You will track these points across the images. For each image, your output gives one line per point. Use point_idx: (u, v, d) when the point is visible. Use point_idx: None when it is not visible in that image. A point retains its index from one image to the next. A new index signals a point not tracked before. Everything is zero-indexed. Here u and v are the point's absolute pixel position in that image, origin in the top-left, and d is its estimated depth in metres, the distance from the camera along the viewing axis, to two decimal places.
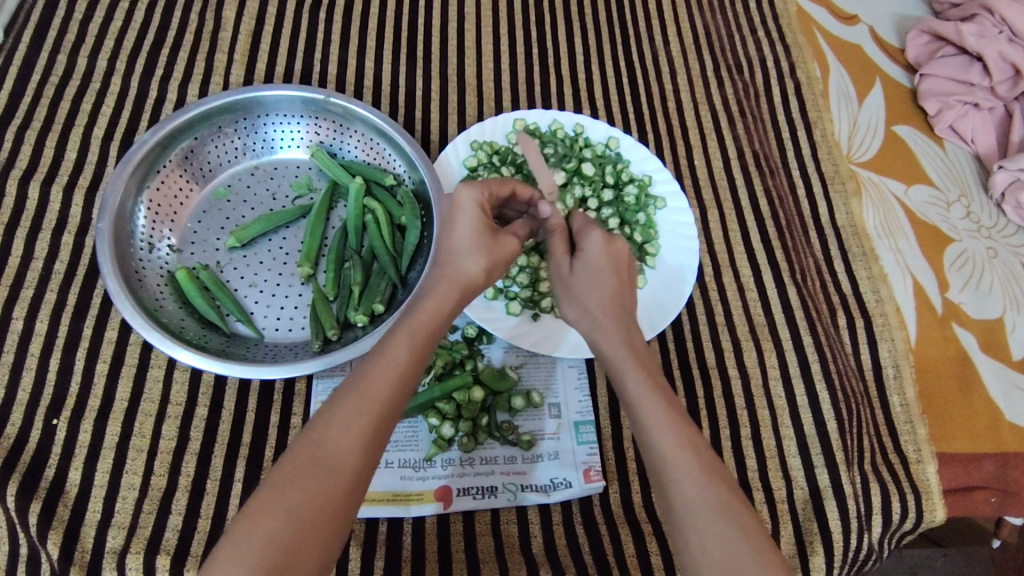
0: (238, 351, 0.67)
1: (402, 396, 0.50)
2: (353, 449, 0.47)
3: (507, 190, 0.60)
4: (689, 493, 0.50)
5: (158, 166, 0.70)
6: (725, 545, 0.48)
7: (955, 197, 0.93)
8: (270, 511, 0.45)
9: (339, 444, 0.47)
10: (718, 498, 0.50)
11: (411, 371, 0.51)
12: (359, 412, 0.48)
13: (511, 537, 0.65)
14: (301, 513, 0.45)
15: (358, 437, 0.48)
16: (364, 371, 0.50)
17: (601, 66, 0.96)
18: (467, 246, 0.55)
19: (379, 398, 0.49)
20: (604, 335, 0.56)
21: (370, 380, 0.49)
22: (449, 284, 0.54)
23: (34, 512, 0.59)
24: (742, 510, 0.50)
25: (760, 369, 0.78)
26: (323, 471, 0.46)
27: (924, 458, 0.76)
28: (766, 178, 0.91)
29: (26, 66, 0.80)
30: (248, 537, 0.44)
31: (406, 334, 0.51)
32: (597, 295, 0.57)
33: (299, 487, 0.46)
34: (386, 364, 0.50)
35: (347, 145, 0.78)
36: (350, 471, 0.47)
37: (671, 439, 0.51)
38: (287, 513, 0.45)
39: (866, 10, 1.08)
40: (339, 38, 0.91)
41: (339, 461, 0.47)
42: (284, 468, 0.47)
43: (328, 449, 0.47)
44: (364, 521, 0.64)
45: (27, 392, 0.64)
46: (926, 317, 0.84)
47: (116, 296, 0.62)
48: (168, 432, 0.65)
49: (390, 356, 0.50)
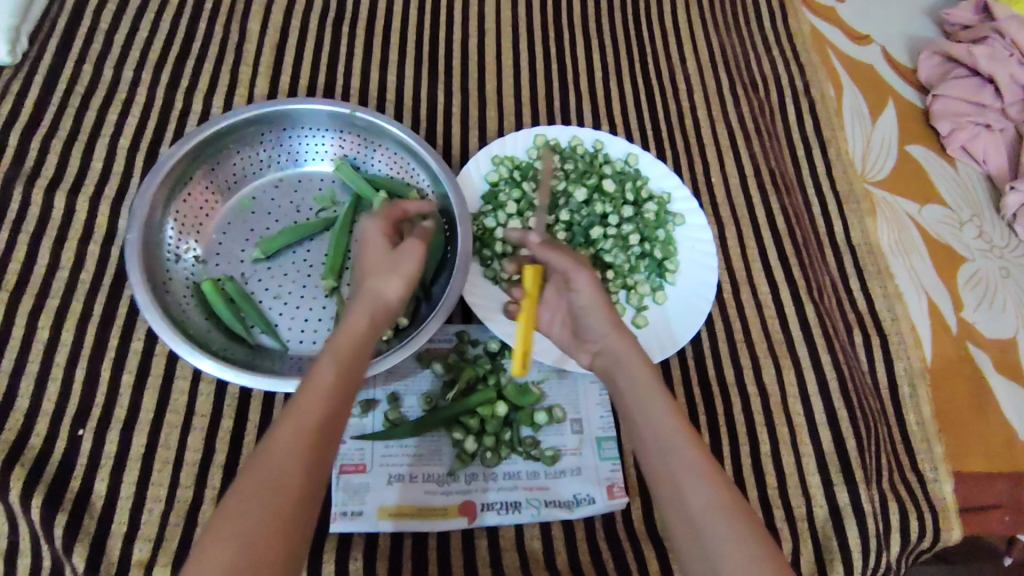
0: (262, 363, 0.68)
1: (336, 412, 0.50)
2: (297, 467, 0.47)
3: (400, 213, 0.65)
4: (707, 504, 0.50)
5: (185, 179, 0.71)
6: (744, 553, 0.48)
7: (967, 217, 0.95)
8: (220, 542, 0.43)
9: (282, 464, 0.46)
10: (728, 507, 0.50)
11: (342, 386, 0.51)
12: (297, 431, 0.48)
13: (535, 552, 0.65)
14: (259, 533, 0.44)
15: (299, 455, 0.47)
16: (298, 395, 0.50)
17: (619, 82, 0.97)
18: (380, 270, 0.57)
19: (314, 417, 0.49)
20: (622, 352, 0.58)
21: (304, 401, 0.49)
22: (367, 302, 0.55)
23: (60, 524, 0.59)
24: (745, 516, 0.50)
25: (778, 386, 0.79)
26: (275, 491, 0.45)
27: (940, 476, 0.76)
28: (783, 196, 0.92)
29: (51, 75, 0.80)
30: (204, 568, 0.42)
31: (332, 357, 0.52)
32: (606, 315, 0.60)
33: (253, 513, 0.44)
34: (316, 385, 0.50)
35: (371, 160, 0.79)
36: (296, 489, 0.46)
37: (687, 451, 0.52)
38: (240, 539, 0.43)
39: (878, 31, 1.10)
40: (361, 51, 0.91)
41: (286, 480, 0.46)
42: (229, 499, 0.45)
43: (272, 470, 0.46)
44: (389, 535, 0.64)
45: (53, 402, 0.64)
46: (941, 335, 0.85)
47: (144, 305, 0.62)
48: (194, 444, 0.65)
49: (319, 374, 0.51)
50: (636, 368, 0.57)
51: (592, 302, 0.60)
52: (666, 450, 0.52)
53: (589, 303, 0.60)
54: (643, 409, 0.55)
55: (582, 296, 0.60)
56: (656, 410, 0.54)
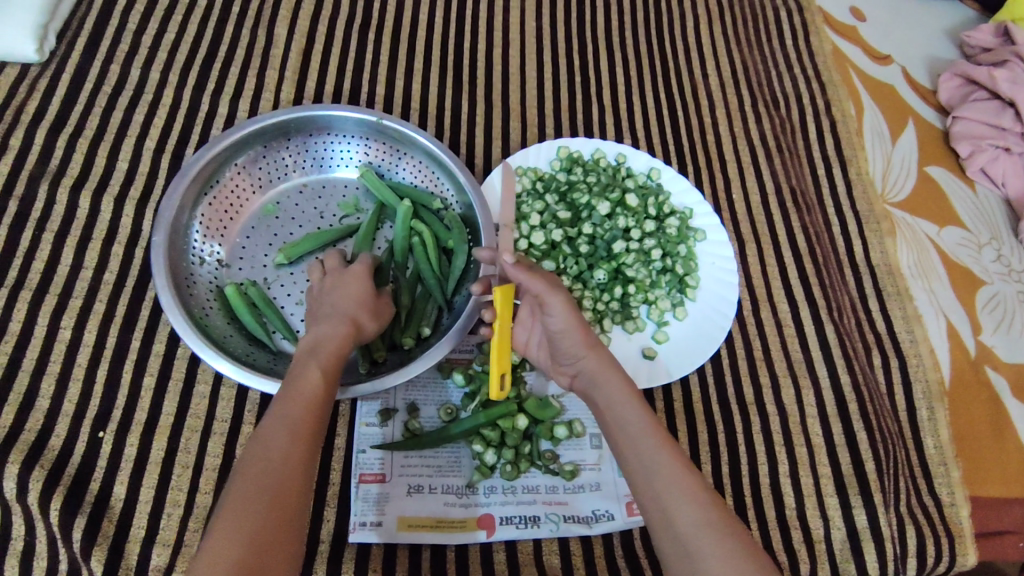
0: (284, 369, 0.68)
1: (321, 412, 0.54)
2: (295, 459, 0.50)
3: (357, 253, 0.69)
4: (690, 514, 0.51)
5: (212, 182, 0.71)
6: (731, 560, 0.49)
7: (986, 240, 0.94)
8: (232, 531, 0.45)
9: (282, 458, 0.49)
10: (711, 516, 0.51)
11: (325, 389, 0.54)
12: (292, 428, 0.51)
13: (553, 567, 0.65)
14: (267, 520, 0.46)
15: (296, 448, 0.50)
16: (286, 397, 0.53)
17: (641, 96, 0.97)
18: (347, 293, 0.61)
19: (305, 415, 0.52)
20: (598, 370, 0.60)
21: (293, 402, 0.52)
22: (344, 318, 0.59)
23: (79, 527, 0.59)
24: (729, 524, 0.51)
25: (797, 406, 0.79)
26: (278, 482, 0.48)
27: (957, 501, 0.76)
28: (803, 214, 0.92)
29: (78, 74, 0.81)
30: (218, 555, 0.44)
31: (315, 363, 0.55)
32: (581, 336, 0.60)
33: (252, 512, 0.46)
34: (304, 387, 0.53)
35: (395, 168, 0.79)
36: (296, 479, 0.49)
37: (669, 465, 0.53)
38: (250, 528, 0.45)
39: (899, 52, 1.10)
40: (387, 59, 0.91)
41: (286, 472, 0.49)
42: (232, 493, 0.47)
43: (273, 464, 0.49)
44: (408, 546, 0.63)
45: (74, 403, 0.64)
46: (960, 359, 0.85)
47: (169, 308, 0.62)
48: (214, 449, 0.65)
49: (306, 378, 0.54)
50: (614, 385, 0.59)
51: (567, 324, 0.60)
52: (647, 465, 0.54)
53: (564, 327, 0.60)
54: (624, 427, 0.56)
55: (557, 319, 0.60)
56: (635, 427, 0.56)
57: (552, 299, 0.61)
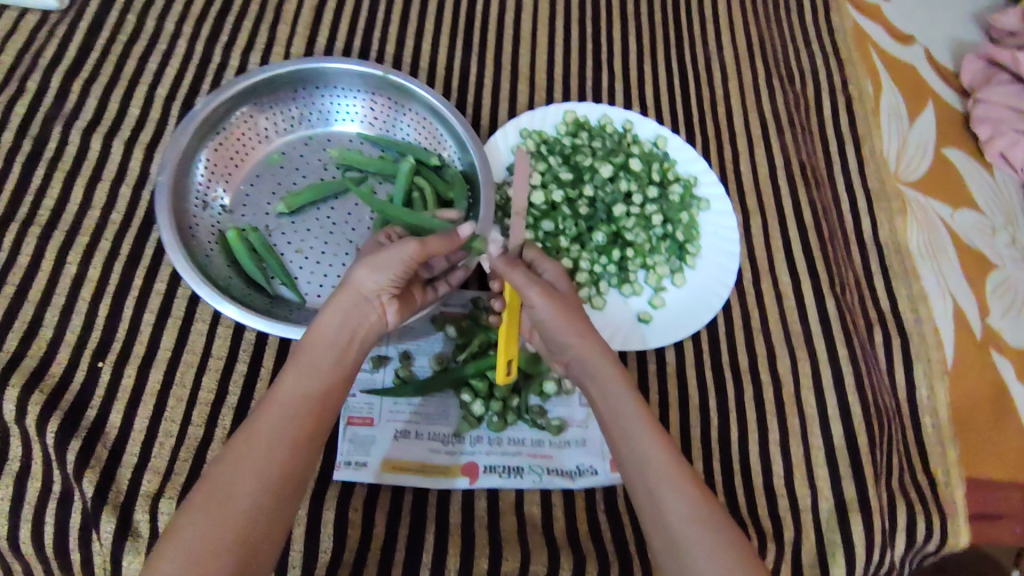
0: (281, 313, 0.69)
1: (295, 418, 0.53)
2: (261, 466, 0.50)
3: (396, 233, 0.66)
4: (679, 506, 0.52)
5: (218, 128, 0.73)
6: (718, 555, 0.50)
7: (1001, 224, 0.93)
8: (190, 535, 0.47)
9: (246, 466, 0.50)
10: (699, 506, 0.52)
11: (302, 393, 0.54)
12: (258, 437, 0.51)
13: (534, 517, 0.66)
14: (225, 527, 0.48)
15: (262, 456, 0.50)
16: (261, 406, 0.53)
17: (653, 65, 0.96)
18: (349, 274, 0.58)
19: (275, 423, 0.52)
20: (590, 357, 0.58)
21: (266, 411, 0.52)
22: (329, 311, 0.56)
23: (73, 450, 0.60)
24: (715, 515, 0.52)
25: (793, 376, 0.78)
26: (239, 490, 0.49)
27: (951, 479, 0.75)
28: (812, 189, 0.91)
29: (96, 22, 0.83)
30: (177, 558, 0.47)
31: (292, 368, 0.55)
32: (575, 328, 0.58)
33: (211, 520, 0.48)
34: (278, 394, 0.53)
35: (399, 124, 0.79)
36: (260, 486, 0.50)
37: (658, 455, 0.54)
38: (206, 533, 0.47)
39: (922, 31, 1.08)
40: (398, 19, 0.92)
41: (248, 478, 0.50)
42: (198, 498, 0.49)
43: (236, 472, 0.50)
44: (391, 488, 0.65)
45: (76, 332, 0.66)
46: (965, 340, 0.84)
47: (170, 246, 0.64)
48: (208, 384, 0.66)
49: (282, 385, 0.54)
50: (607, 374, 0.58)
51: (557, 321, 0.58)
52: (637, 457, 0.54)
53: (550, 319, 0.58)
54: (617, 415, 0.56)
55: (546, 314, 0.58)
56: (624, 419, 0.55)
57: (534, 298, 0.58)
